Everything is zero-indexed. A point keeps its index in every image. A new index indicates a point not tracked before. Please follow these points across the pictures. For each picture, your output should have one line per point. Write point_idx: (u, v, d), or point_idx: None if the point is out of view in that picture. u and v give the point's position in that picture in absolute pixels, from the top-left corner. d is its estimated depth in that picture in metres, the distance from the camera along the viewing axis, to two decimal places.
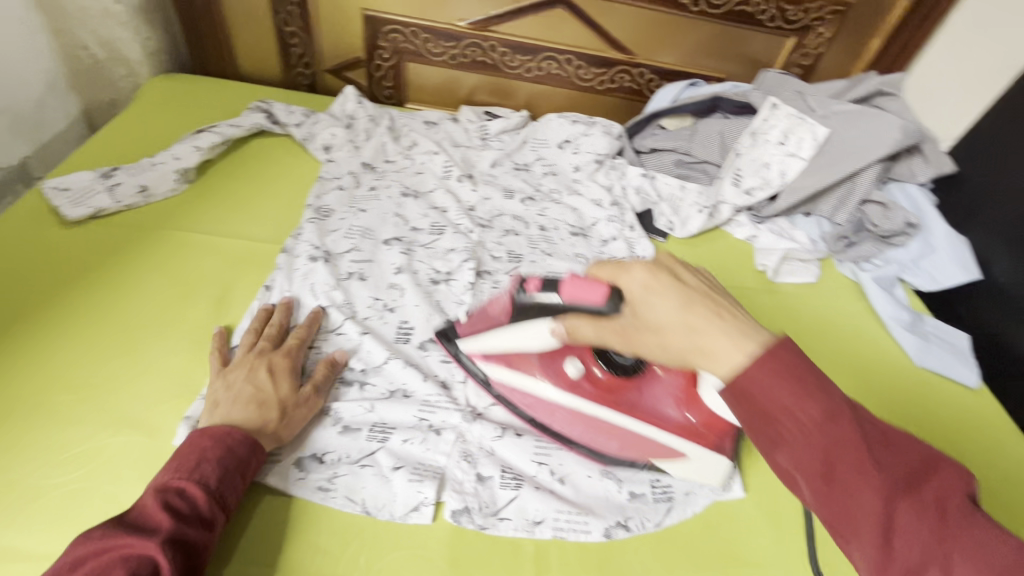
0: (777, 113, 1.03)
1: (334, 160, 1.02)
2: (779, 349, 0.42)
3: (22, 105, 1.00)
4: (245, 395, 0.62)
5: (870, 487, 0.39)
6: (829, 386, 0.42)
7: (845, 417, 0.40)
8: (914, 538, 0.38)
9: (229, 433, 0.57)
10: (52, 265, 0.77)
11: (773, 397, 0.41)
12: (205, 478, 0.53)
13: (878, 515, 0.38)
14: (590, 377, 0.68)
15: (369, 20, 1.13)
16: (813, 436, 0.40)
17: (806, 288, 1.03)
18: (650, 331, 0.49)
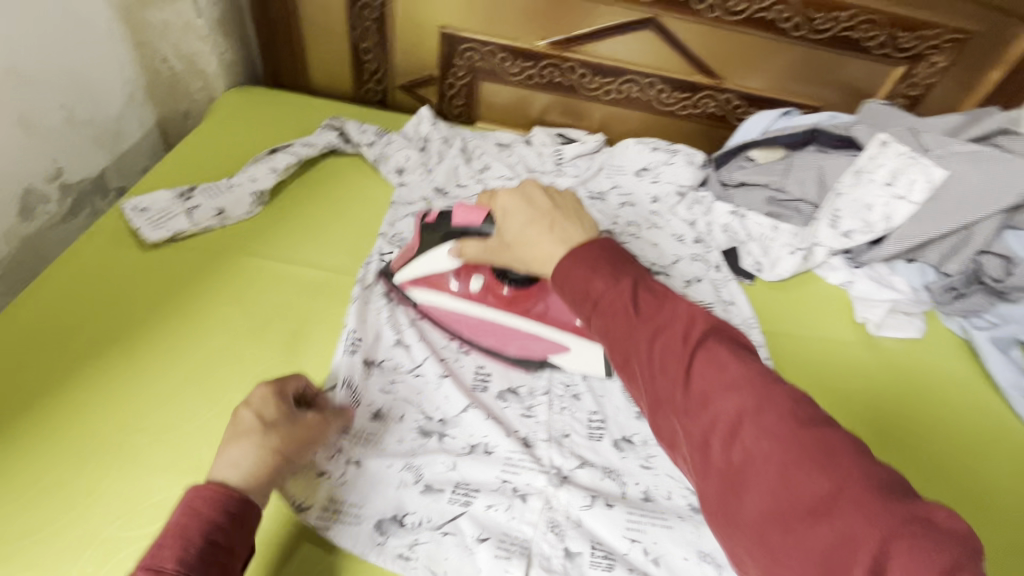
0: (887, 151, 0.94)
1: (406, 183, 0.99)
2: (587, 246, 0.52)
3: (105, 118, 1.01)
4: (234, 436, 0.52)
5: (641, 335, 0.45)
6: (622, 266, 0.50)
7: (625, 287, 0.47)
8: (669, 364, 0.43)
9: (200, 492, 0.46)
10: (133, 293, 0.76)
11: (574, 278, 0.50)
12: (165, 565, 0.41)
13: (638, 358, 0.45)
14: (495, 298, 0.75)
15: (446, 37, 1.10)
16: (606, 302, 0.47)
17: (910, 344, 0.94)
18: (522, 243, 0.58)
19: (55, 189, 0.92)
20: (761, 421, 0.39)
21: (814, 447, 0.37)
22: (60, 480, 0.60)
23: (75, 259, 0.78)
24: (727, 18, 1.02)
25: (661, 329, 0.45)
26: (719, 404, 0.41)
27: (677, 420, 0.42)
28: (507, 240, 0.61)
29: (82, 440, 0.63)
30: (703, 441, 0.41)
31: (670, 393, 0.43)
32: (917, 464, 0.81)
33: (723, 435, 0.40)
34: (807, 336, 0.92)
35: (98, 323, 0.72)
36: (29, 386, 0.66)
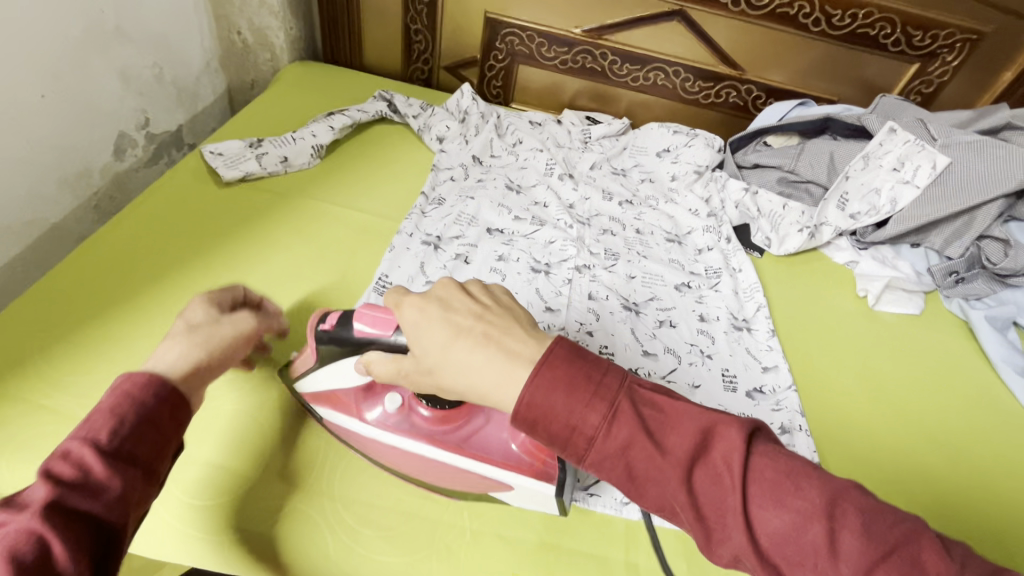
0: (895, 138, 1.00)
1: (446, 150, 1.09)
2: (551, 361, 0.46)
3: (184, 80, 1.14)
4: (177, 334, 0.56)
5: (669, 472, 0.43)
6: (606, 383, 0.45)
7: (626, 416, 0.44)
8: (714, 498, 0.43)
9: (126, 378, 0.49)
10: (216, 216, 0.89)
11: (558, 415, 0.45)
12: (96, 435, 0.45)
13: (680, 497, 0.43)
14: (417, 418, 0.63)
15: (489, 22, 1.20)
16: (606, 439, 0.44)
17: (908, 319, 1.00)
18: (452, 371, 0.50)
19: (142, 137, 1.05)
20: (833, 540, 0.40)
21: (879, 547, 0.39)
22: (146, 356, 0.71)
23: (166, 187, 0.91)
24: (750, 11, 1.10)
25: (690, 461, 0.43)
26: (779, 531, 0.41)
27: (742, 550, 0.42)
28: (429, 363, 0.51)
29: (174, 320, 0.75)
30: (773, 567, 0.41)
31: (725, 530, 0.42)
32: (906, 425, 0.86)
33: (794, 561, 0.41)
34: (808, 306, 0.99)
35: (189, 235, 0.86)
36: (131, 278, 0.79)
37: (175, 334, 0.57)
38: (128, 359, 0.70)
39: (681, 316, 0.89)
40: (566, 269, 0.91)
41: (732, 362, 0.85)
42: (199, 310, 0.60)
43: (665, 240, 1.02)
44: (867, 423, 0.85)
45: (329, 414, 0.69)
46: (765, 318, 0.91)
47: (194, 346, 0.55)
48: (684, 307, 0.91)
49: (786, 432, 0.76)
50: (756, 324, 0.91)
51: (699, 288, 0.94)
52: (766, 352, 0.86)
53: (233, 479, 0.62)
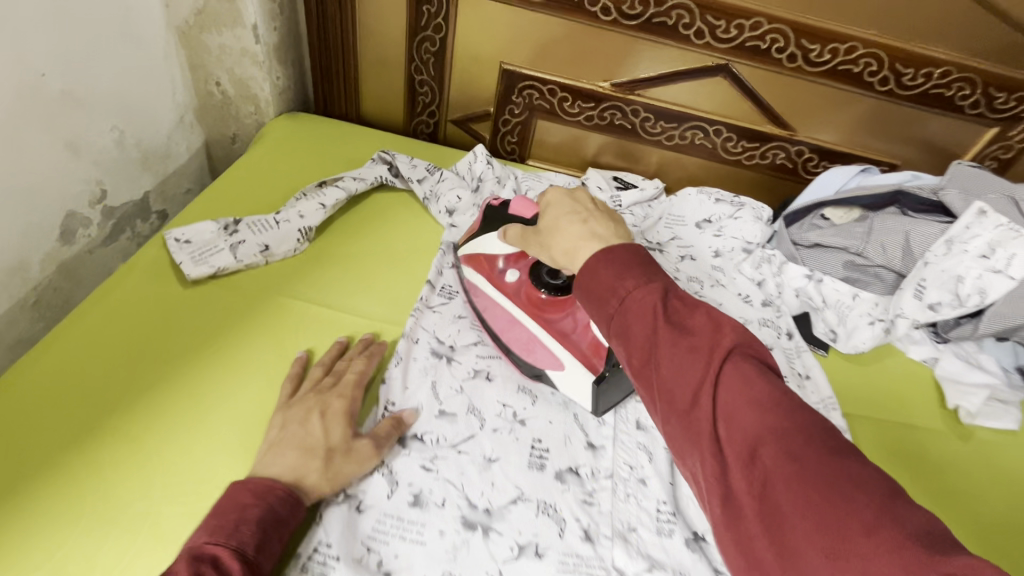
0: (984, 221, 0.86)
1: (457, 225, 0.94)
2: (621, 249, 0.48)
3: (152, 141, 0.98)
4: (312, 460, 0.57)
5: (667, 339, 0.41)
6: (654, 269, 0.46)
7: (656, 290, 0.44)
8: (694, 376, 0.40)
9: (272, 488, 0.54)
10: (170, 336, 0.71)
11: (599, 279, 0.47)
12: (243, 545, 0.49)
13: (666, 367, 0.41)
14: (525, 293, 0.74)
15: (505, 72, 1.05)
16: (625, 302, 0.44)
17: (1006, 436, 0.84)
18: (551, 233, 0.56)
19: (98, 213, 0.89)
20: (789, 443, 0.36)
21: (832, 478, 0.34)
22: (68, 548, 0.54)
23: (114, 291, 0.74)
24: (807, 67, 0.96)
25: (696, 339, 0.41)
26: (747, 428, 0.37)
27: (702, 446, 0.38)
28: (542, 230, 0.59)
29: (104, 501, 0.57)
30: (720, 457, 0.38)
31: (697, 410, 0.39)
32: None
33: (741, 454, 0.37)
34: (891, 422, 0.83)
35: (132, 367, 0.67)
36: (53, 437, 0.61)
37: (307, 456, 0.57)
38: (37, 556, 0.54)
39: None
40: None
41: None
42: (337, 428, 0.60)
43: None
44: None
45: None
46: None
47: (323, 481, 0.57)
48: None
49: None
50: None
51: None
52: None
53: None
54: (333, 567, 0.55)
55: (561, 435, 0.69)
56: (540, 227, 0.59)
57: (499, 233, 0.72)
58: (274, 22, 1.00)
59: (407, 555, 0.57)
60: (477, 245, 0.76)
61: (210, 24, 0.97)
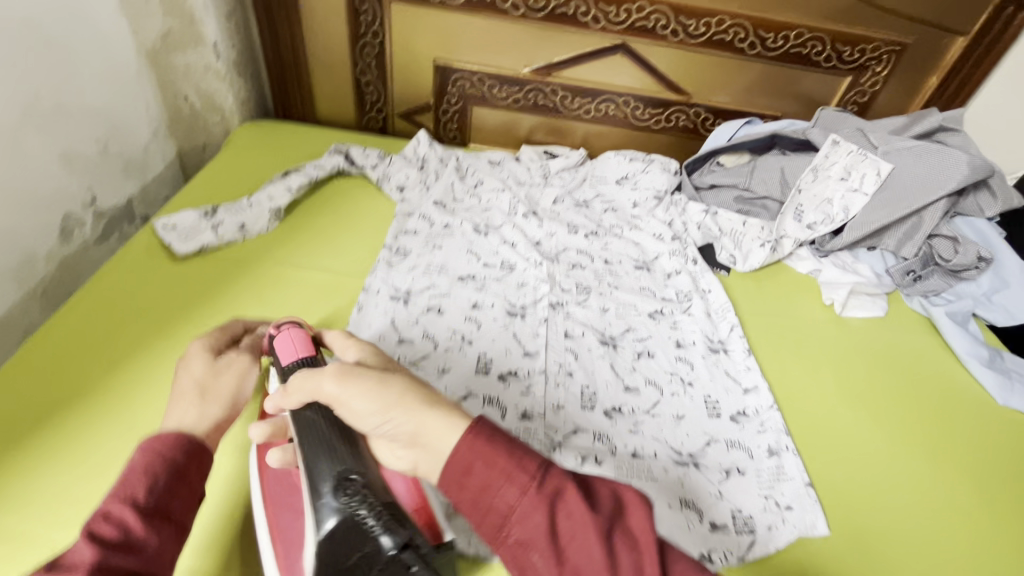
0: (838, 149, 1.05)
1: (407, 199, 1.09)
2: (490, 452, 0.44)
3: (132, 152, 1.11)
4: (187, 393, 0.59)
5: (591, 547, 0.40)
6: (530, 454, 0.44)
7: (562, 474, 0.43)
8: (633, 570, 0.41)
9: (158, 438, 0.51)
10: (170, 299, 0.85)
11: (491, 471, 0.43)
12: (134, 495, 0.47)
13: (598, 567, 0.40)
14: (282, 465, 0.60)
15: (439, 68, 1.22)
16: (531, 520, 0.42)
17: (874, 321, 1.02)
18: (366, 406, 0.50)
19: (90, 215, 1.02)
20: None
21: None
22: (101, 454, 0.67)
23: (116, 269, 0.87)
24: (688, 40, 1.14)
25: (614, 536, 0.41)
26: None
27: None
28: (348, 387, 0.51)
29: (120, 424, 0.70)
30: None
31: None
32: (886, 430, 0.87)
33: None
34: (779, 320, 1.00)
35: (141, 324, 0.81)
36: (81, 379, 0.74)
37: (183, 393, 0.59)
38: (77, 460, 0.66)
39: (658, 345, 0.89)
40: (541, 308, 0.91)
41: (712, 387, 0.84)
42: (199, 366, 0.63)
43: (633, 268, 1.03)
44: (850, 438, 0.85)
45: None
46: (739, 337, 0.91)
47: (207, 405, 0.58)
48: (660, 335, 0.90)
49: (774, 453, 0.76)
50: (731, 344, 0.91)
51: (672, 314, 0.95)
52: (745, 372, 0.86)
53: None
54: None
55: (504, 349, 0.84)
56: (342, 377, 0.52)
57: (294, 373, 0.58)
58: (231, 40, 1.15)
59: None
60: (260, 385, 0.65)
61: (175, 46, 1.11)
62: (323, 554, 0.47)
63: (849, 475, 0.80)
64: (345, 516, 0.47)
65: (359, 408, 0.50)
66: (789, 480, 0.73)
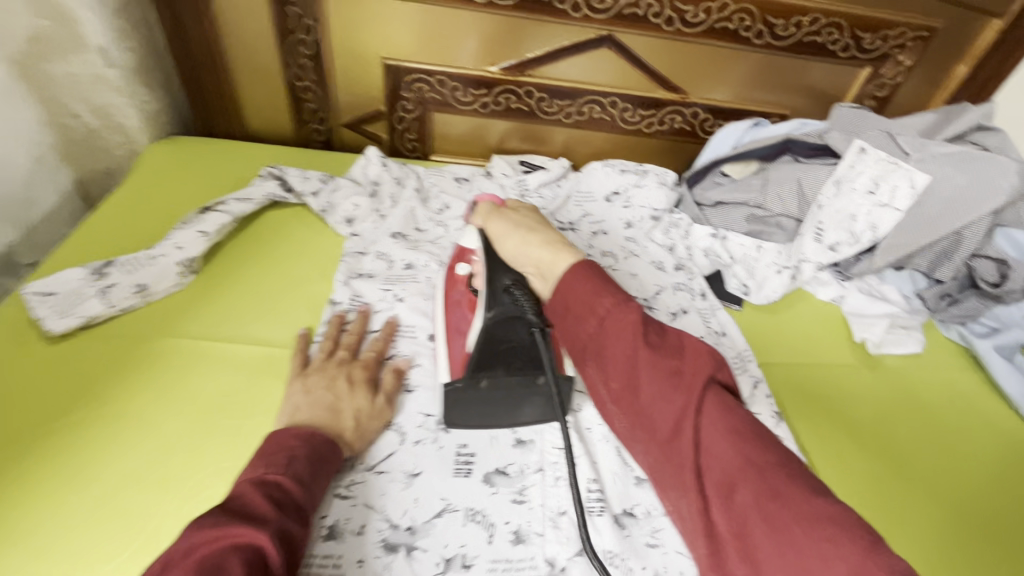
0: (865, 158, 0.90)
1: (358, 234, 0.90)
2: (585, 281, 0.55)
3: (7, 188, 0.89)
4: (343, 421, 0.61)
5: (646, 368, 0.49)
6: (614, 291, 0.53)
7: (633, 310, 0.52)
8: (671, 400, 0.47)
9: (314, 433, 0.55)
10: (27, 410, 0.63)
11: (581, 298, 0.54)
12: (298, 472, 0.51)
13: (649, 386, 0.48)
14: (466, 293, 0.71)
15: (390, 69, 1.01)
16: (604, 335, 0.51)
17: (911, 359, 0.89)
18: (514, 242, 0.66)
19: None
20: (746, 435, 0.44)
21: (790, 482, 0.42)
22: None
23: None
24: (685, 29, 0.97)
25: (671, 372, 0.48)
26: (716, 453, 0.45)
27: (677, 453, 0.46)
28: (503, 226, 0.68)
29: None
30: (698, 481, 0.45)
31: (672, 425, 0.47)
32: (941, 498, 0.74)
33: (720, 485, 0.44)
34: (806, 362, 0.86)
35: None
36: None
37: (343, 412, 0.61)
38: None
39: None
40: None
41: None
42: (363, 397, 0.64)
43: None
44: (905, 515, 0.71)
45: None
46: (765, 398, 0.77)
47: (354, 438, 0.61)
48: None
49: None
50: (757, 406, 0.76)
51: None
52: None
53: None
54: None
55: (487, 439, 0.68)
56: (504, 216, 0.70)
57: (476, 220, 0.72)
58: (128, 41, 0.93)
59: None
60: (465, 233, 0.75)
61: (53, 52, 0.88)
62: (484, 333, 0.63)
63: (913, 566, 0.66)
64: (508, 307, 0.63)
65: (502, 243, 0.67)
66: None
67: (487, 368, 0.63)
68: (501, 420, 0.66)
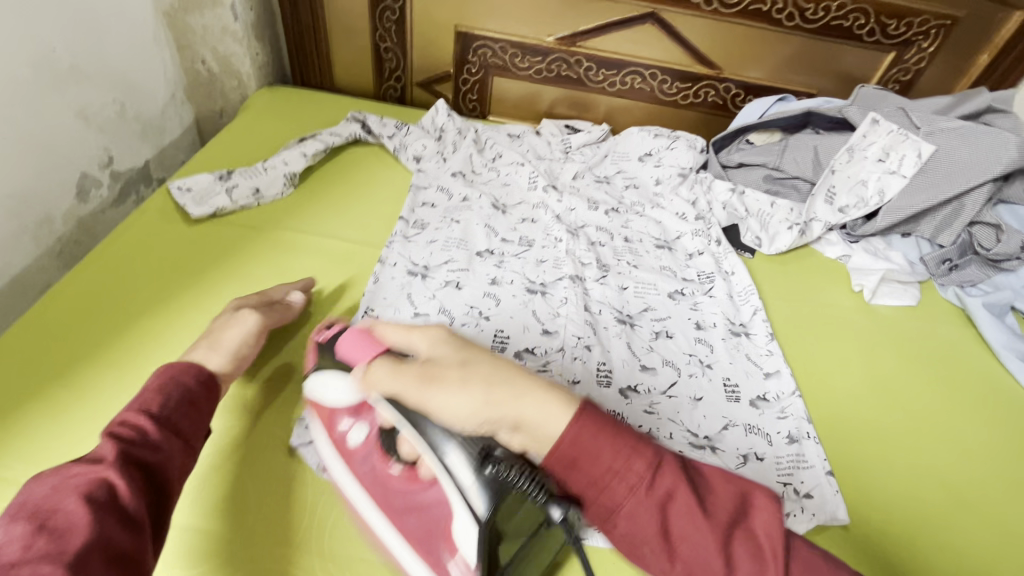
0: (877, 129, 0.99)
1: (423, 170, 1.06)
2: (593, 424, 0.45)
3: (148, 112, 1.09)
4: (213, 347, 0.64)
5: (708, 533, 0.41)
6: (637, 440, 0.45)
7: (670, 470, 0.43)
8: (749, 571, 0.41)
9: (171, 367, 0.56)
10: (176, 263, 0.84)
11: (602, 464, 0.43)
12: (148, 405, 0.50)
13: (717, 559, 0.41)
14: (374, 463, 0.57)
15: (460, 34, 1.18)
16: (646, 498, 0.42)
17: (906, 311, 0.99)
18: (442, 400, 0.49)
19: (107, 176, 1.02)
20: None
21: None
22: (106, 403, 0.68)
23: (126, 232, 0.87)
24: (722, 10, 1.09)
25: (728, 523, 0.42)
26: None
27: None
28: (427, 377, 0.49)
29: (124, 375, 0.71)
30: None
31: None
32: (912, 421, 0.84)
33: None
34: (807, 304, 0.97)
35: (157, 311, 0.78)
36: (100, 363, 0.72)
37: (211, 346, 0.64)
38: (80, 408, 0.67)
39: (677, 325, 0.87)
40: (562, 286, 0.88)
41: (730, 370, 0.82)
42: (241, 331, 0.68)
43: (654, 246, 1.00)
44: (878, 429, 0.82)
45: (314, 466, 0.64)
46: (763, 321, 0.88)
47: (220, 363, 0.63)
48: (680, 316, 0.88)
49: (794, 441, 0.74)
50: (753, 328, 0.88)
51: (693, 295, 0.92)
52: (767, 356, 0.84)
53: (205, 541, 0.57)
54: None
55: (521, 326, 0.82)
56: (416, 364, 0.51)
57: (351, 378, 0.57)
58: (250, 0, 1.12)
59: None
60: (319, 392, 0.61)
61: (193, 7, 1.08)
62: (486, 537, 0.48)
63: (878, 469, 0.78)
64: (495, 492, 0.48)
65: (438, 405, 0.49)
66: (810, 467, 0.72)
67: (497, 563, 0.50)
68: None
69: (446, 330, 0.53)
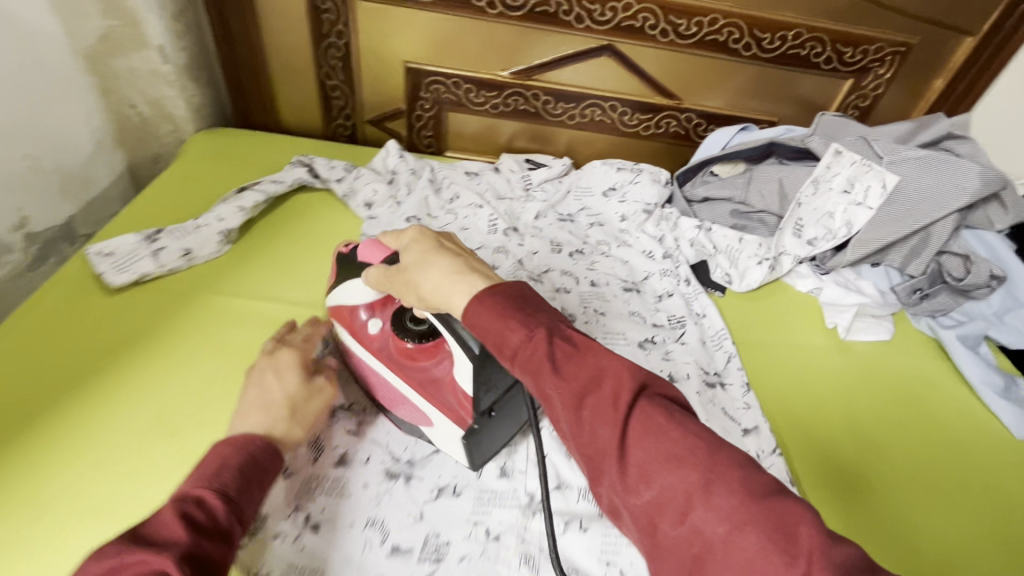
0: (841, 160, 0.97)
1: (375, 216, 1.00)
2: (486, 301, 0.47)
3: (71, 165, 0.99)
4: (277, 408, 0.57)
5: (563, 395, 0.42)
6: (527, 312, 0.46)
7: (540, 338, 0.44)
8: (599, 431, 0.41)
9: (248, 441, 0.52)
10: (92, 344, 0.74)
11: (489, 331, 0.46)
12: (225, 486, 0.47)
13: (573, 420, 0.42)
14: (391, 342, 0.68)
15: (410, 70, 1.12)
16: (520, 360, 0.44)
17: (881, 346, 0.96)
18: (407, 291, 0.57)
19: (20, 239, 0.92)
20: (678, 454, 0.39)
21: (765, 522, 0.36)
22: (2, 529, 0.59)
23: (34, 310, 0.77)
24: (679, 41, 1.06)
25: (587, 389, 0.42)
26: (649, 478, 0.39)
27: (617, 488, 0.40)
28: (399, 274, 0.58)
29: (25, 491, 0.62)
30: (647, 518, 0.39)
31: (605, 460, 0.41)
32: (896, 467, 0.81)
33: (669, 511, 0.38)
34: (782, 345, 0.93)
35: (73, 417, 0.68)
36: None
37: (269, 406, 0.57)
38: None
39: None
40: None
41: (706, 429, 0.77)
42: (292, 381, 0.61)
43: (622, 290, 0.95)
44: (864, 481, 0.78)
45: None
46: (737, 370, 0.85)
47: (295, 424, 0.58)
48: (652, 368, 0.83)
49: None
50: (728, 377, 0.84)
51: (665, 343, 0.87)
52: (744, 410, 0.79)
53: None
54: (263, 523, 0.61)
55: None
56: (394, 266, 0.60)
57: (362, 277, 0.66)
58: (182, 40, 1.04)
59: (332, 508, 0.64)
60: (342, 293, 0.69)
61: (118, 48, 0.99)
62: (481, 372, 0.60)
63: (867, 528, 0.73)
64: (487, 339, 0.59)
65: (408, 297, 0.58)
66: None
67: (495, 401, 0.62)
68: (504, 442, 0.68)
69: (416, 230, 0.58)
